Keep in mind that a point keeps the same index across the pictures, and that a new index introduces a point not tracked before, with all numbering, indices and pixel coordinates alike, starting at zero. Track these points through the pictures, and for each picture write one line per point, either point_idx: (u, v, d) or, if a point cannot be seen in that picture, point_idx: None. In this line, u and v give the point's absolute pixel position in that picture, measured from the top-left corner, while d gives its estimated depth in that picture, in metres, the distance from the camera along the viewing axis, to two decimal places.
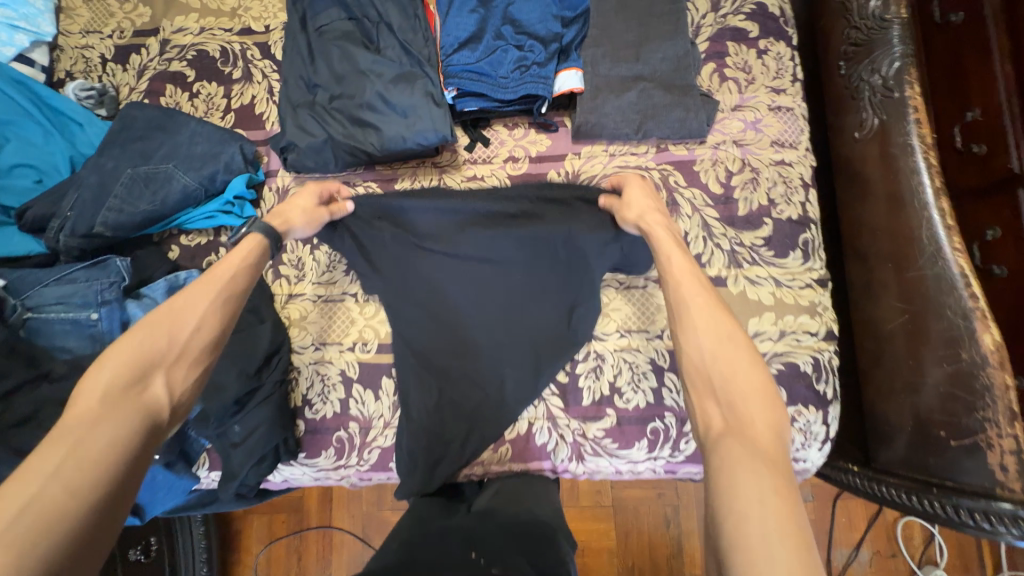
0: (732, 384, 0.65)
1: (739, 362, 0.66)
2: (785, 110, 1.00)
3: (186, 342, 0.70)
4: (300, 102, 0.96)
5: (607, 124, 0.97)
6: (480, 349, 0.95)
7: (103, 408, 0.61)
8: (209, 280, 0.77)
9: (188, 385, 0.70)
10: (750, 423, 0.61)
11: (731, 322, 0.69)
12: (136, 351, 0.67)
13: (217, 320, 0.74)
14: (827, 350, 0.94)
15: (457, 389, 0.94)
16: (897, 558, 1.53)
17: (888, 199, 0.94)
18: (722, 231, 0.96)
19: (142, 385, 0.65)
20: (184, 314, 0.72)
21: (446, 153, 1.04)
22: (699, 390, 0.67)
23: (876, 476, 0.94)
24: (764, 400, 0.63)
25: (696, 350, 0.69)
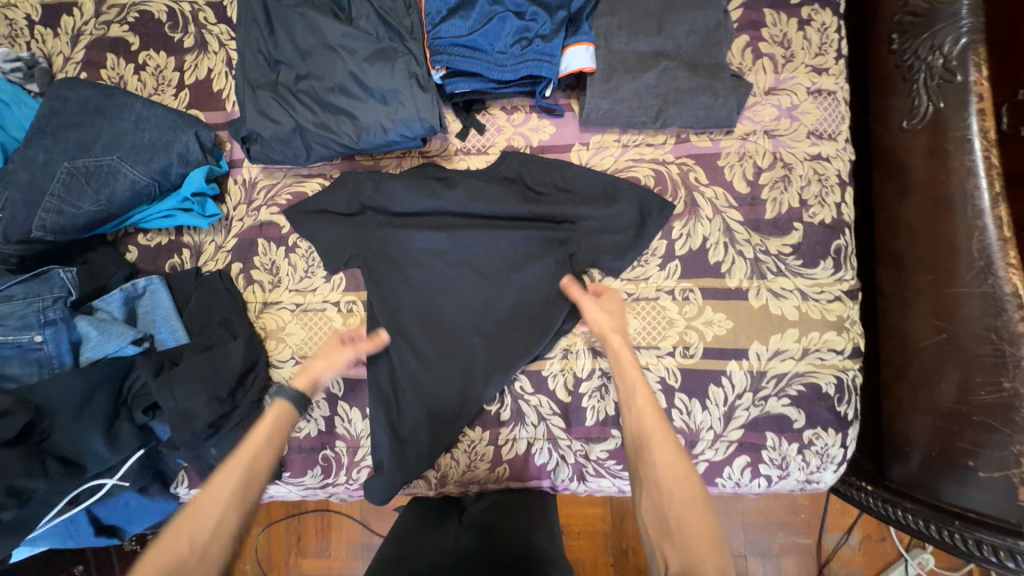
0: (683, 525, 0.61)
1: (690, 504, 0.62)
2: (825, 94, 0.86)
3: (208, 540, 0.63)
4: (260, 82, 0.81)
5: (620, 111, 0.84)
6: (466, 353, 0.87)
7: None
8: (233, 458, 0.70)
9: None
10: (700, 572, 0.57)
11: (681, 456, 0.66)
12: (162, 556, 0.60)
13: (246, 503, 0.67)
14: (852, 369, 0.86)
15: (440, 391, 0.87)
16: (887, 540, 1.60)
17: (932, 202, 0.84)
18: (746, 236, 0.86)
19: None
20: (211, 502, 0.65)
21: (435, 142, 0.92)
22: (655, 531, 0.63)
23: (891, 499, 0.89)
24: (710, 547, 0.58)
25: (653, 483, 0.65)
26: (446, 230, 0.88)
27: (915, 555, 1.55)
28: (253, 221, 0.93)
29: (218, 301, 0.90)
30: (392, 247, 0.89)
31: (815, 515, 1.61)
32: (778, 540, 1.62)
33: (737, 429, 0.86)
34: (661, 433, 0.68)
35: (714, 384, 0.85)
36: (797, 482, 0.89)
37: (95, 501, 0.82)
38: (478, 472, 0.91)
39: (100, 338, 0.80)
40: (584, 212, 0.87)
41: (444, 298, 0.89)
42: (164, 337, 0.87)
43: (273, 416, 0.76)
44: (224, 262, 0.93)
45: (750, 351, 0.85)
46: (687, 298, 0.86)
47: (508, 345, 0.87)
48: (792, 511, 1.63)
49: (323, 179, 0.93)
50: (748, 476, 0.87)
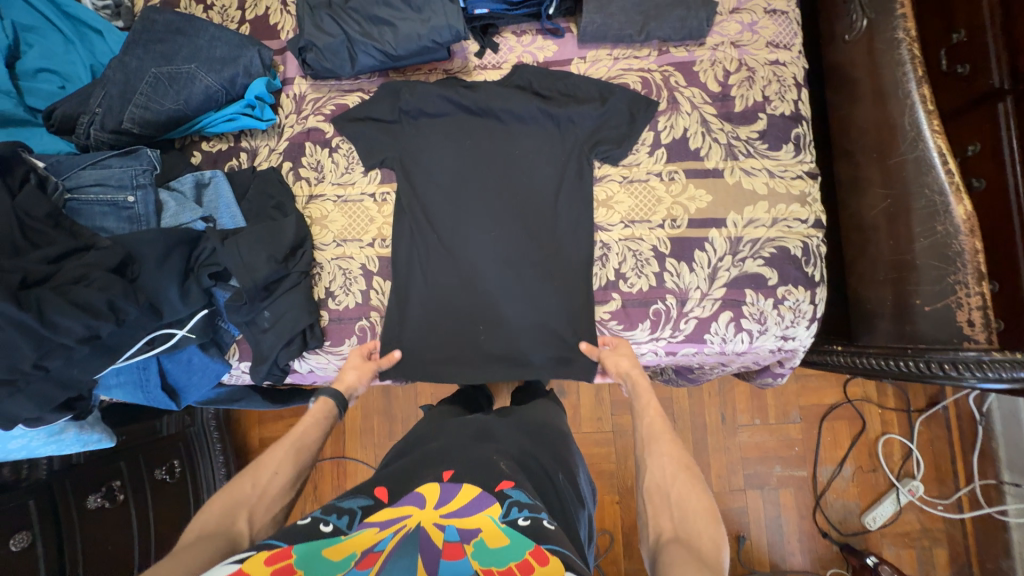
0: (683, 499, 0.72)
1: (692, 488, 0.73)
2: (779, 14, 1.05)
3: (267, 485, 0.77)
4: (317, 3, 0.99)
5: (611, 25, 1.02)
6: (486, 280, 1.03)
7: (196, 539, 0.66)
8: (285, 438, 0.85)
9: (262, 527, 0.73)
10: (695, 536, 0.67)
11: (684, 453, 0.79)
12: (228, 496, 0.73)
13: (294, 463, 0.81)
14: (815, 236, 1.01)
15: (460, 269, 1.04)
16: (877, 472, 1.64)
17: (874, 94, 1.01)
18: (720, 126, 1.02)
19: (229, 522, 0.70)
20: (269, 462, 0.80)
21: (457, 60, 1.09)
22: (655, 505, 0.73)
23: (856, 350, 1.03)
24: (706, 518, 0.69)
25: (657, 467, 0.78)
26: (466, 148, 1.04)
27: (906, 482, 1.59)
28: (302, 128, 1.09)
29: (273, 191, 1.05)
30: (417, 155, 1.04)
31: (809, 449, 1.67)
32: (774, 474, 1.66)
33: (720, 288, 0.99)
34: (666, 437, 0.82)
35: (699, 250, 1.00)
36: (775, 339, 1.02)
37: (166, 350, 0.95)
38: (497, 346, 1.03)
39: (178, 209, 0.96)
40: (584, 117, 1.02)
41: (459, 217, 1.03)
42: (225, 221, 1.01)
43: (317, 409, 0.92)
44: (276, 162, 1.09)
45: (727, 221, 1.00)
46: (673, 178, 1.02)
47: (518, 257, 1.03)
48: (786, 446, 1.68)
49: (362, 92, 1.09)
50: (733, 331, 1.00)
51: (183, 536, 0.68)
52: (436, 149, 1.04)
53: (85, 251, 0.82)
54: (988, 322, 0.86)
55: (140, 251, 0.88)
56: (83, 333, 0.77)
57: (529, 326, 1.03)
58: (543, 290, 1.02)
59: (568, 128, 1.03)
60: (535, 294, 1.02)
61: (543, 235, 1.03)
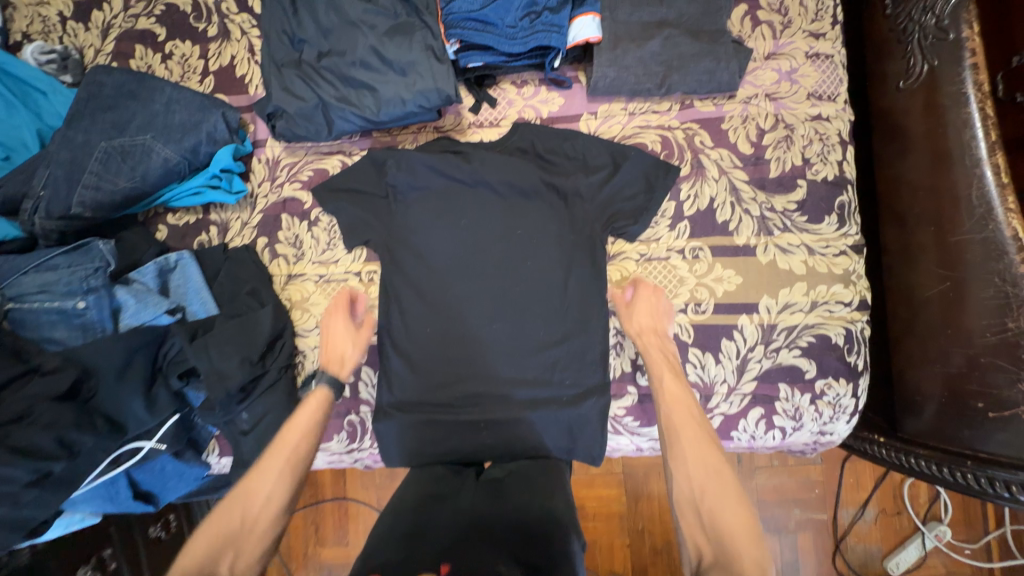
0: (716, 513, 0.68)
1: (728, 499, 0.69)
2: (823, 58, 0.90)
3: (258, 513, 0.74)
4: (285, 61, 0.86)
5: (627, 79, 0.88)
6: (490, 374, 0.91)
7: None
8: (279, 445, 0.81)
9: (250, 565, 0.71)
10: (731, 551, 0.63)
11: (720, 460, 0.72)
12: (215, 530, 0.72)
13: (287, 481, 0.77)
14: (860, 320, 0.89)
15: (458, 350, 0.91)
16: (902, 515, 1.40)
17: (932, 155, 0.87)
18: (752, 195, 0.89)
19: (212, 564, 0.68)
20: (260, 486, 0.76)
21: (449, 116, 0.96)
22: (690, 520, 0.70)
23: (904, 447, 0.93)
24: (746, 536, 0.64)
25: (683, 478, 0.72)
26: (462, 224, 0.91)
27: (931, 526, 1.36)
28: (277, 198, 0.97)
29: (249, 273, 0.94)
30: (408, 235, 0.92)
31: (831, 490, 1.42)
32: (792, 516, 1.41)
33: (750, 381, 0.88)
34: (693, 433, 0.76)
35: (726, 338, 0.88)
36: (811, 434, 0.91)
37: (133, 464, 0.85)
38: (502, 443, 0.90)
39: (138, 306, 0.85)
40: (593, 196, 0.90)
41: (459, 304, 0.91)
42: (195, 309, 0.90)
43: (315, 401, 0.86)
44: (250, 237, 0.97)
45: (760, 305, 0.88)
46: (697, 256, 0.89)
47: (519, 334, 0.91)
48: (804, 486, 1.42)
49: (343, 156, 0.97)
50: (763, 429, 0.89)
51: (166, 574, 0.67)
52: (428, 224, 0.92)
53: (30, 376, 0.76)
54: None
55: (96, 366, 0.78)
56: (29, 477, 0.72)
57: (543, 422, 0.89)
58: (552, 385, 0.90)
59: (577, 203, 0.90)
60: (545, 390, 0.90)
61: (551, 324, 0.90)
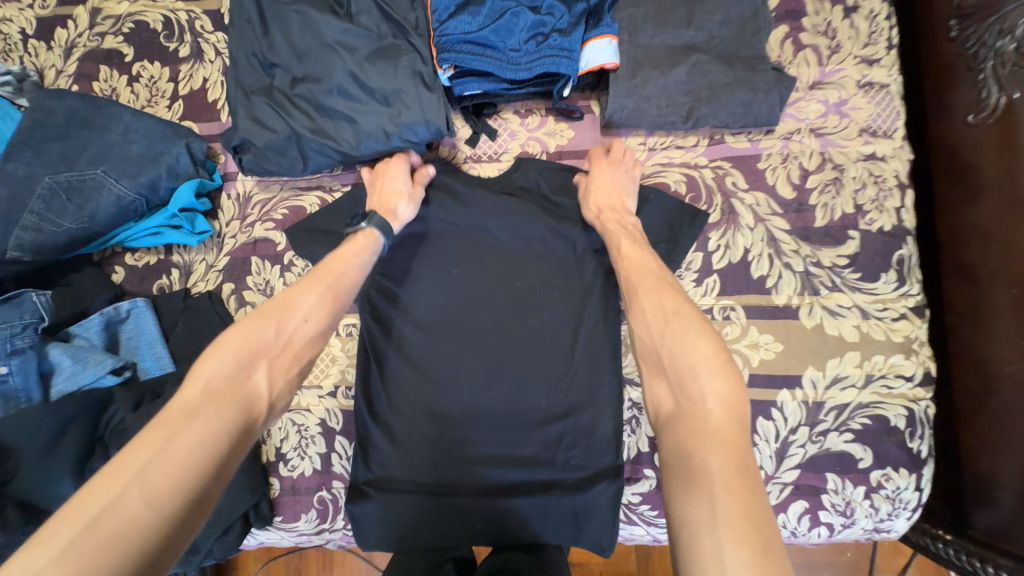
0: (674, 351, 0.55)
1: (691, 330, 0.55)
2: (878, 87, 0.78)
3: (294, 332, 0.62)
4: (254, 87, 0.75)
5: (647, 110, 0.76)
6: (484, 450, 0.78)
7: (205, 395, 0.53)
8: (326, 273, 0.67)
9: (283, 388, 0.60)
10: (693, 398, 0.51)
11: (681, 300, 0.60)
12: (247, 336, 0.58)
13: (328, 316, 0.65)
14: (925, 399, 0.74)
15: (448, 420, 0.78)
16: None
17: (1010, 203, 0.73)
18: (794, 247, 0.76)
19: (245, 375, 0.56)
20: (298, 304, 0.63)
21: (443, 149, 0.85)
22: (651, 372, 0.57)
23: (975, 551, 0.77)
24: (715, 368, 0.51)
25: (643, 326, 0.60)
26: (455, 273, 0.79)
27: None
28: (246, 238, 0.86)
29: (207, 326, 0.82)
30: (394, 285, 0.80)
31: (864, 553, 1.14)
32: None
33: (792, 470, 0.74)
34: (650, 283, 0.63)
35: (764, 417, 0.74)
36: (864, 531, 0.76)
37: None
38: (494, 534, 0.76)
39: (74, 367, 0.74)
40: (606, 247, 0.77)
41: (450, 366, 0.78)
42: (148, 365, 0.80)
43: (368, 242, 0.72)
44: (214, 283, 0.86)
45: (804, 378, 0.74)
46: (729, 317, 0.76)
47: (519, 404, 0.77)
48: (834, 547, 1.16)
49: (323, 192, 0.86)
50: (807, 526, 0.75)
51: (183, 385, 0.54)
52: (416, 274, 0.80)
53: None
54: None
55: (18, 442, 0.67)
56: None
57: (543, 510, 0.76)
58: (556, 465, 0.77)
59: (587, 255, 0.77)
60: (546, 471, 0.77)
61: (556, 393, 0.77)
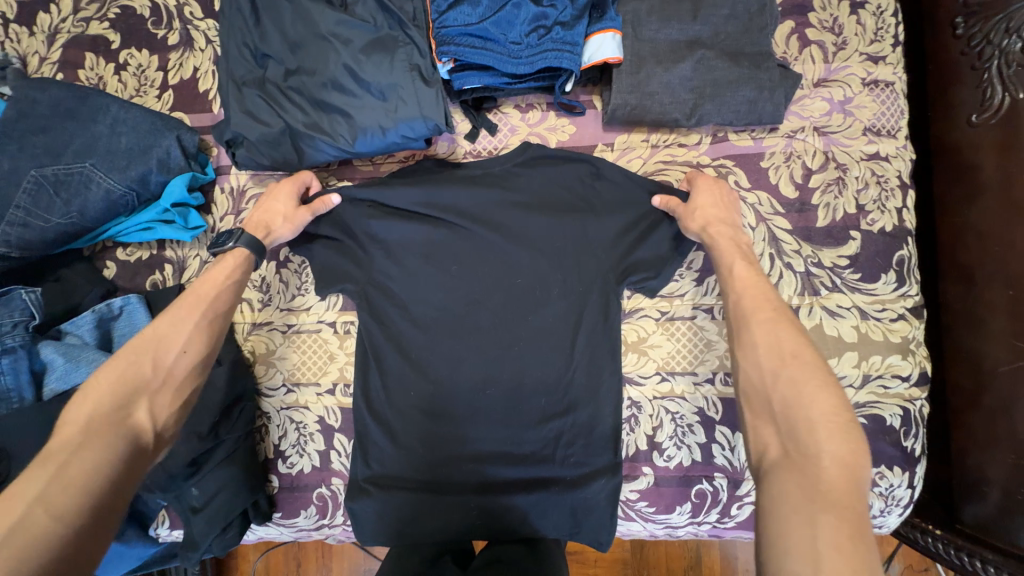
0: (792, 401, 0.51)
1: (811, 379, 0.52)
2: (883, 85, 0.77)
3: (173, 365, 0.61)
4: (246, 79, 0.72)
5: (650, 107, 0.75)
6: (484, 449, 0.78)
7: (82, 434, 0.53)
8: (196, 304, 0.66)
9: (173, 418, 0.60)
10: (811, 458, 0.48)
11: (804, 342, 0.55)
12: (125, 370, 0.58)
13: (207, 351, 0.65)
14: (919, 398, 0.75)
15: (448, 418, 0.78)
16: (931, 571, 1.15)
17: (1008, 204, 0.73)
18: (795, 247, 0.75)
19: (126, 412, 0.56)
20: (173, 336, 0.63)
21: (442, 145, 0.84)
22: (755, 408, 0.55)
23: (961, 546, 0.78)
24: (835, 425, 0.49)
25: (753, 363, 0.56)
26: (454, 270, 0.78)
27: None
28: None
29: None
30: (391, 282, 0.78)
31: None
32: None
33: None
34: (765, 315, 0.59)
35: None
36: None
37: None
38: (492, 529, 0.77)
39: (66, 366, 0.72)
40: (607, 248, 0.76)
41: (449, 365, 0.78)
42: None
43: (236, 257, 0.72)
44: None
45: None
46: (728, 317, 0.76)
47: (519, 403, 0.77)
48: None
49: (319, 187, 0.84)
50: None
51: (56, 431, 0.54)
52: (414, 272, 0.78)
53: None
54: None
55: (10, 442, 0.66)
56: None
57: (542, 507, 0.76)
58: (555, 463, 0.77)
59: (588, 254, 0.76)
60: (545, 468, 0.77)
61: (555, 393, 0.77)
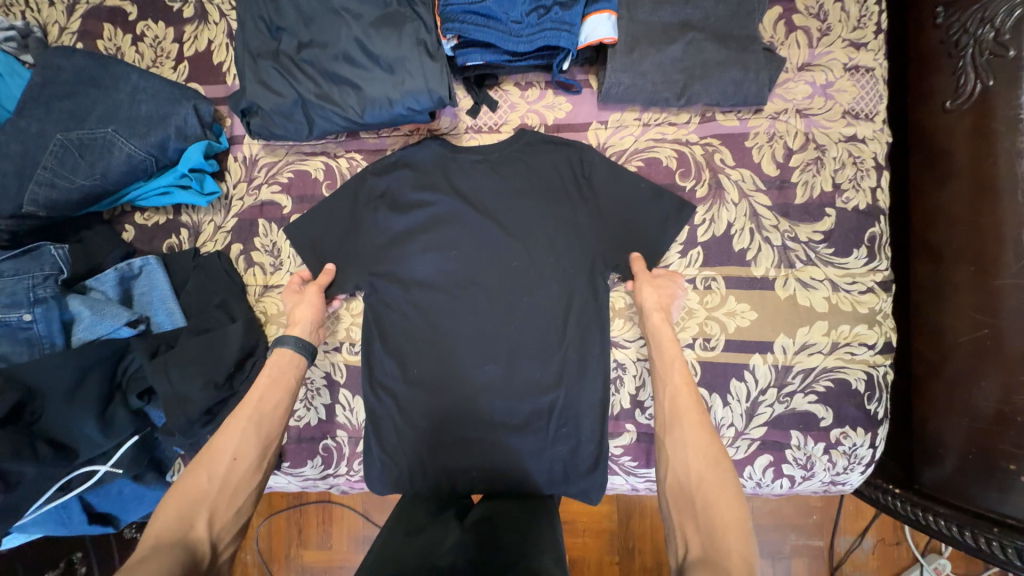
0: (710, 506, 0.57)
1: (723, 497, 0.57)
2: (863, 71, 0.81)
3: (227, 474, 0.64)
4: (261, 51, 0.77)
5: (641, 87, 0.79)
6: (481, 415, 0.84)
7: (150, 550, 0.55)
8: (240, 409, 0.71)
9: (229, 523, 0.62)
10: (725, 557, 0.52)
11: (712, 438, 0.62)
12: (182, 492, 0.61)
13: (257, 440, 0.68)
14: (883, 364, 0.81)
15: (448, 373, 0.84)
16: (902, 545, 1.23)
17: (977, 186, 0.78)
18: (774, 222, 0.81)
19: (186, 525, 0.58)
20: (223, 446, 0.66)
21: (444, 119, 0.88)
22: (679, 513, 0.58)
23: (921, 502, 0.85)
24: (718, 487, 0.58)
25: (683, 465, 0.62)
26: (451, 246, 0.84)
27: (931, 560, 1.18)
28: (253, 201, 0.89)
29: (220, 284, 0.86)
30: (393, 258, 0.84)
31: (831, 517, 1.23)
32: (789, 543, 1.23)
33: (759, 427, 0.81)
34: (694, 419, 0.65)
35: (736, 378, 0.81)
36: (822, 483, 0.84)
37: (88, 488, 0.79)
38: (490, 476, 0.84)
39: (92, 318, 0.78)
40: (597, 230, 0.81)
41: (448, 331, 0.84)
42: (161, 319, 0.84)
43: (275, 362, 0.76)
44: (222, 243, 0.90)
45: (776, 344, 0.80)
46: (709, 287, 0.82)
47: (513, 361, 0.83)
48: (802, 510, 1.25)
49: (328, 158, 0.89)
50: (771, 477, 0.82)
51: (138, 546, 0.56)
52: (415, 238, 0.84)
53: None
54: None
55: (44, 384, 0.73)
56: None
57: (536, 452, 0.83)
58: (546, 419, 0.83)
59: (580, 227, 0.81)
60: (537, 422, 0.83)
61: (547, 356, 0.83)
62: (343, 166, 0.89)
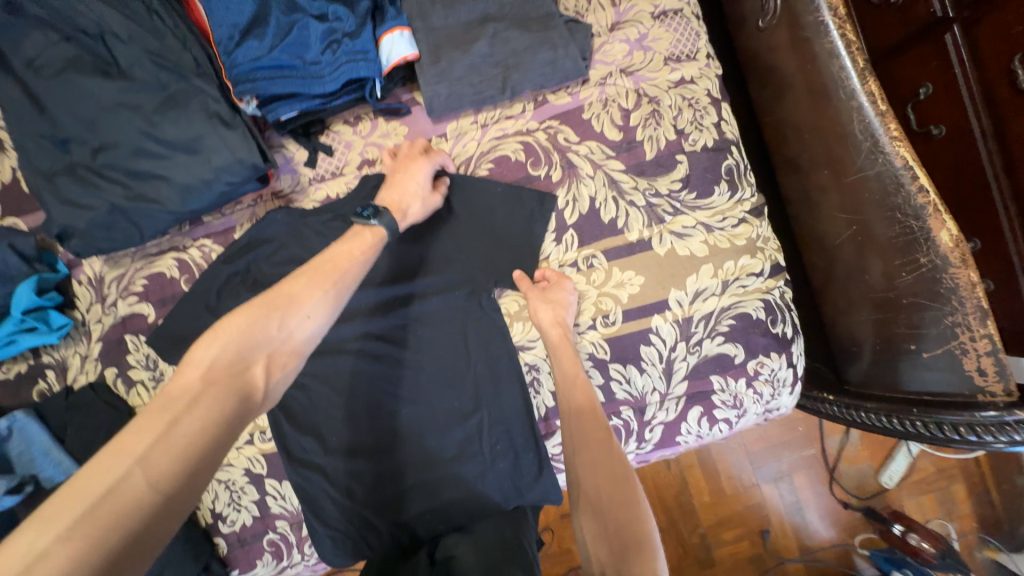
0: (621, 527, 0.56)
1: (632, 515, 0.57)
2: (671, 14, 0.82)
3: (291, 334, 0.60)
4: (54, 170, 0.71)
5: (462, 91, 0.78)
6: (414, 460, 0.81)
7: (204, 384, 0.52)
8: (320, 263, 0.66)
9: (281, 380, 0.59)
10: None
11: (618, 456, 0.63)
12: (248, 334, 0.57)
13: (328, 302, 0.63)
14: (776, 287, 0.82)
15: (369, 426, 0.82)
16: None
17: (811, 93, 0.79)
18: (632, 184, 0.81)
19: (244, 365, 0.56)
20: (301, 296, 0.62)
21: (284, 178, 0.84)
22: (592, 537, 0.56)
23: (851, 403, 0.86)
24: (626, 504, 0.58)
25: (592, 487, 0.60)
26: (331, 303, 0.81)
27: None
28: (113, 320, 0.83)
29: (100, 417, 0.80)
30: None
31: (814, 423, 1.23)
32: (782, 461, 1.23)
33: (681, 382, 0.81)
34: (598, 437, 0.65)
35: (645, 344, 0.81)
36: (757, 415, 0.85)
37: None
38: (441, 516, 0.80)
39: None
40: (469, 249, 0.81)
41: (355, 387, 0.82)
42: (51, 472, 0.78)
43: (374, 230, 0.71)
44: (93, 372, 0.83)
45: (671, 300, 0.80)
46: (592, 265, 0.81)
47: (427, 395, 0.81)
48: (788, 426, 1.24)
49: (177, 253, 0.84)
50: (707, 426, 0.83)
51: (178, 373, 0.53)
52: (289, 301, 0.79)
53: None
54: (1003, 370, 0.70)
55: None
56: None
57: (478, 477, 0.80)
58: (479, 442, 0.81)
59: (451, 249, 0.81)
60: (471, 448, 0.81)
61: (458, 381, 0.81)
62: (195, 256, 0.84)
